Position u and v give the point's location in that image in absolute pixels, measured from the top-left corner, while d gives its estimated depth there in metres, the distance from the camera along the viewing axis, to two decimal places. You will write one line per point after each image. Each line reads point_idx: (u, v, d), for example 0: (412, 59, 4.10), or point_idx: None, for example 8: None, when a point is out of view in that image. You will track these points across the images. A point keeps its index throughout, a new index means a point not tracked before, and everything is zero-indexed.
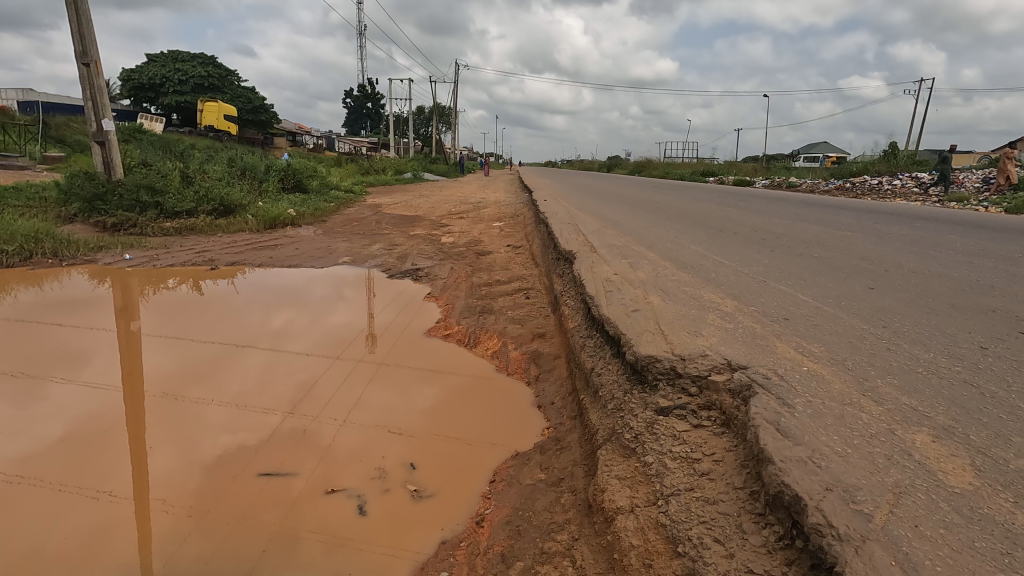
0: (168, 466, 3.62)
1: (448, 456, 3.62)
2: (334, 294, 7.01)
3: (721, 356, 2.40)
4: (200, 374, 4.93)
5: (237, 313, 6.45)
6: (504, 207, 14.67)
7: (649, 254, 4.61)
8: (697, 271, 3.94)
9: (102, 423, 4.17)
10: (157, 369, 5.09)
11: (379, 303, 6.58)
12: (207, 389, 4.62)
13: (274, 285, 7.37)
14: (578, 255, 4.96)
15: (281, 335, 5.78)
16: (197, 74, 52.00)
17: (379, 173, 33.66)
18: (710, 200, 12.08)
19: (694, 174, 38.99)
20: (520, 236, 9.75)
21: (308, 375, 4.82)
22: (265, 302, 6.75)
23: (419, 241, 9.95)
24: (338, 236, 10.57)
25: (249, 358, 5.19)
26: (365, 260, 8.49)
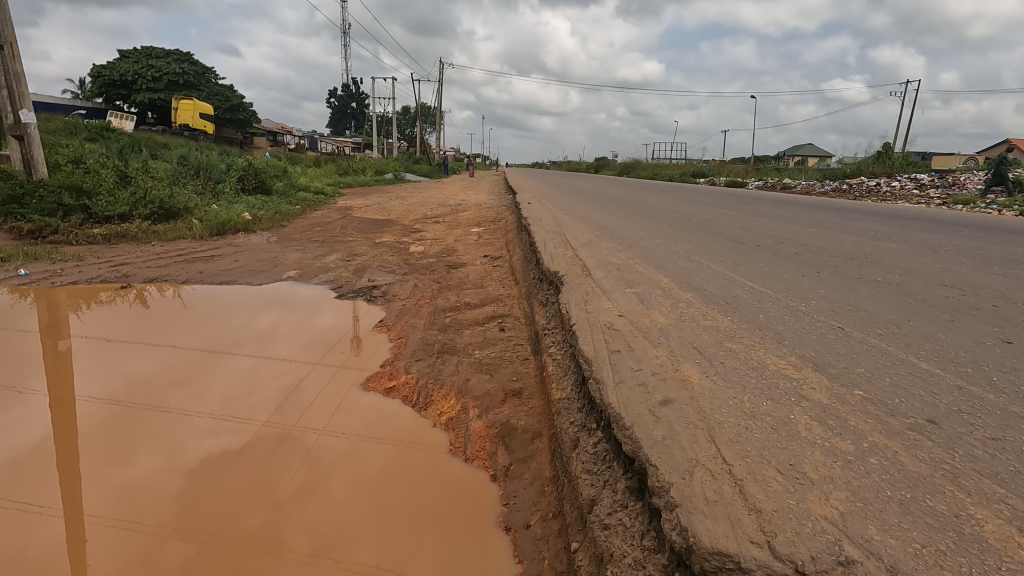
0: (148, 470, 2.97)
1: (462, 436, 2.95)
2: (323, 294, 6.34)
3: (891, 571, 1.21)
4: (181, 375, 4.21)
5: (222, 311, 5.75)
6: (484, 210, 13.45)
7: (664, 281, 3.41)
8: (740, 312, 2.73)
9: (68, 428, 3.46)
10: (138, 367, 4.40)
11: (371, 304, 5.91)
12: (188, 392, 3.90)
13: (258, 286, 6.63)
14: (565, 280, 3.76)
15: (267, 336, 5.04)
16: (170, 70, 50.00)
17: (358, 173, 32.28)
18: (711, 204, 10.96)
19: (684, 175, 38.05)
20: (499, 245, 8.55)
21: (293, 375, 4.11)
22: (249, 303, 5.98)
23: (383, 251, 8.69)
24: (292, 245, 9.26)
25: (233, 359, 4.47)
26: (315, 274, 7.21)
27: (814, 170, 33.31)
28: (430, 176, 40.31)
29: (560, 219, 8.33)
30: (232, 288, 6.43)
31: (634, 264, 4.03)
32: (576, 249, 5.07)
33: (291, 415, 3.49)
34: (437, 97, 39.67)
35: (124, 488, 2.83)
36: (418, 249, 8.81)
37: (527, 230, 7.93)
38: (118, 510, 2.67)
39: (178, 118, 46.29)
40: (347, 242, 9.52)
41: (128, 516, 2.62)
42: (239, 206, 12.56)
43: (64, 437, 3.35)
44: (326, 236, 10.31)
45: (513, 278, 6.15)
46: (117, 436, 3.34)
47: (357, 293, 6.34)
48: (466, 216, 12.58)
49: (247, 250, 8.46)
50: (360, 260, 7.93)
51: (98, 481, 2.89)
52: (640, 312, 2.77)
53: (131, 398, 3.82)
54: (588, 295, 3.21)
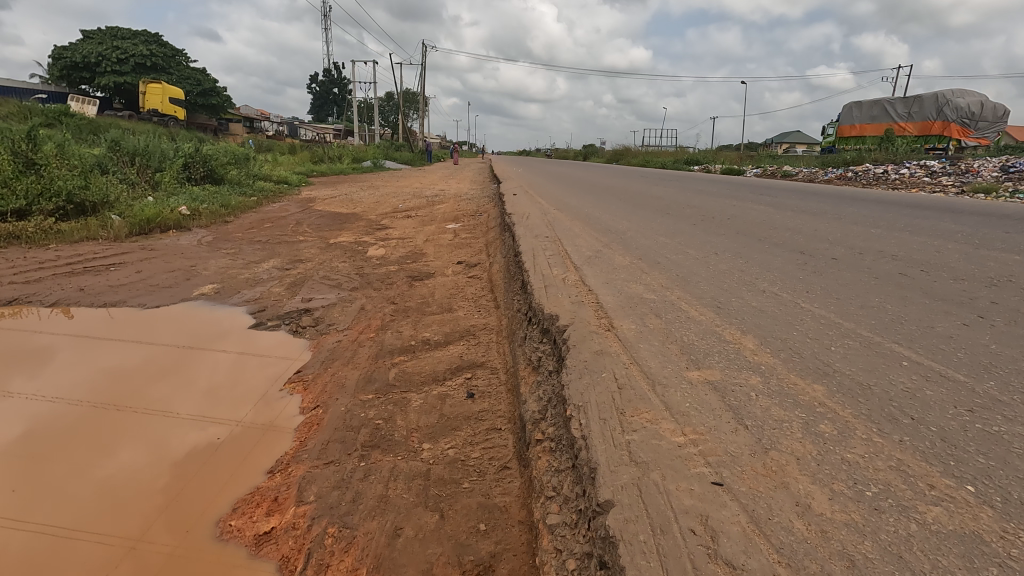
0: (130, 463, 2.62)
1: (439, 472, 2.24)
2: (286, 292, 5.45)
3: None
4: (161, 365, 3.77)
5: (212, 300, 5.30)
6: (464, 202, 11.85)
7: (761, 370, 1.90)
8: (1009, 507, 1.28)
9: (32, 427, 2.98)
10: (109, 359, 3.88)
11: (337, 308, 4.84)
12: (175, 377, 3.58)
13: (197, 290, 5.50)
14: (575, 337, 2.32)
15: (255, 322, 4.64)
16: (137, 52, 47.35)
17: (334, 161, 30.40)
18: (722, 195, 9.56)
19: (677, 163, 36.59)
20: (471, 250, 6.99)
21: (285, 364, 3.78)
22: (226, 297, 5.37)
23: (333, 255, 7.07)
24: (225, 248, 7.63)
25: (222, 346, 4.12)
26: (236, 289, 5.59)
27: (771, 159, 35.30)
28: (412, 165, 38.40)
29: (551, 217, 6.82)
30: (141, 305, 5.02)
31: (687, 310, 2.48)
32: (580, 271, 3.55)
33: (285, 404, 3.16)
34: (419, 81, 37.78)
35: (107, 484, 2.48)
36: (375, 252, 7.23)
37: (511, 231, 6.42)
38: (95, 509, 2.31)
39: (147, 103, 43.99)
40: (292, 244, 7.88)
41: (105, 516, 2.26)
42: (177, 199, 10.91)
43: (24, 437, 2.88)
44: (267, 236, 8.64)
45: (494, 300, 4.58)
46: (95, 428, 2.95)
47: (276, 318, 4.70)
48: (442, 209, 11.05)
49: (162, 255, 6.84)
50: (298, 270, 6.31)
51: (71, 482, 2.50)
52: (765, 494, 1.37)
53: (105, 393, 3.35)
54: (631, 406, 1.78)
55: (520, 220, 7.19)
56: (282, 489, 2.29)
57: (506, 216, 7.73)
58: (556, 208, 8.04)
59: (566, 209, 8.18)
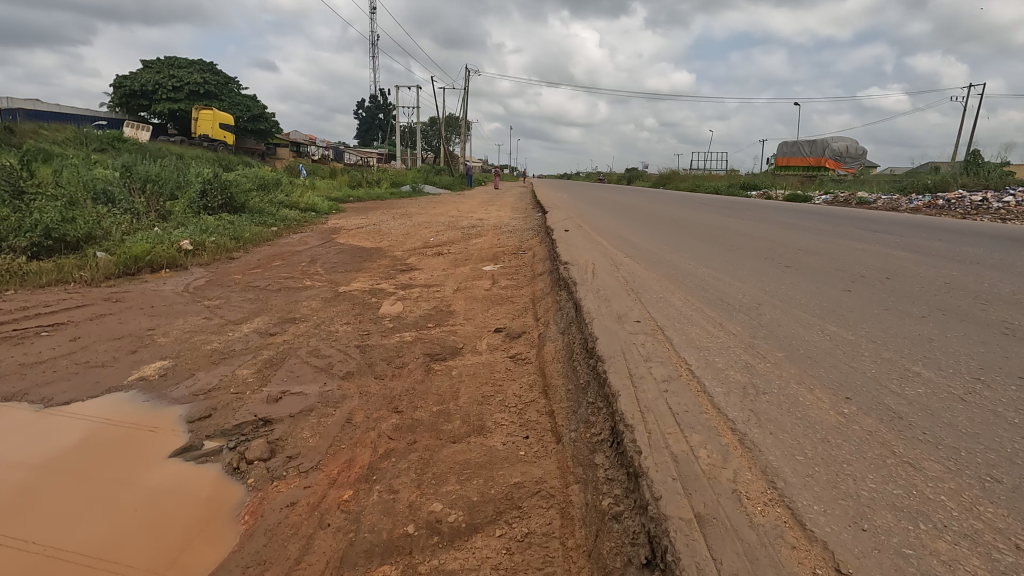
0: (176, 476, 2.76)
1: None
2: (257, 378, 3.90)
3: None
4: (206, 380, 3.89)
5: (222, 360, 4.27)
6: (504, 235, 10.30)
7: None
8: None
9: (74, 445, 3.05)
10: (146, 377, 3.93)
11: (312, 418, 3.21)
12: (223, 390, 3.73)
13: (138, 372, 4.01)
14: None
15: (291, 364, 4.14)
16: (190, 80, 48.59)
17: (372, 185, 29.62)
18: (828, 233, 7.70)
19: (732, 187, 34.37)
20: (511, 311, 5.30)
21: (326, 381, 3.80)
22: (174, 383, 3.86)
23: (336, 312, 5.51)
24: (210, 298, 6.19)
25: (266, 363, 4.18)
26: (188, 371, 4.05)
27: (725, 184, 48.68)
28: (452, 188, 37.39)
29: (620, 263, 5.10)
30: (50, 400, 3.56)
31: None
32: (740, 515, 1.80)
33: (324, 416, 3.23)
34: (461, 106, 36.95)
35: (152, 496, 2.60)
36: (389, 307, 5.65)
37: (568, 286, 4.70)
38: (139, 518, 2.42)
39: (197, 129, 44.87)
40: (290, 293, 6.39)
41: (155, 522, 2.40)
42: (184, 231, 9.74)
43: (76, 449, 3.01)
44: (267, 280, 7.19)
45: (554, 429, 2.83)
46: (139, 443, 3.07)
47: (216, 437, 3.09)
48: (478, 244, 9.50)
49: (122, 309, 5.41)
50: (283, 340, 4.74)
51: (117, 494, 2.59)
52: None
53: (149, 411, 3.47)
54: None
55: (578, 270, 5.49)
56: (320, 504, 2.38)
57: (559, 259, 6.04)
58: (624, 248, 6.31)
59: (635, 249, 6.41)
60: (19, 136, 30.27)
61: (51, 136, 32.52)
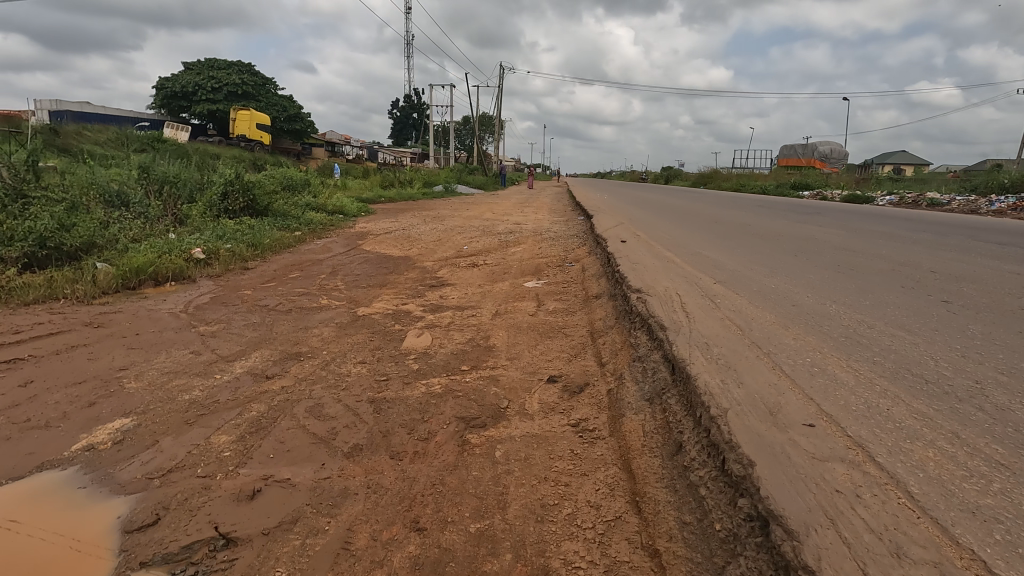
0: (124, 559, 2.18)
1: None
2: (234, 454, 2.91)
3: None
4: (201, 416, 3.35)
5: (199, 418, 3.32)
6: (545, 243, 9.24)
7: None
8: None
9: (31, 500, 2.56)
10: (138, 406, 3.43)
11: (294, 542, 2.18)
12: (218, 432, 3.16)
13: (86, 438, 3.07)
14: None
15: (282, 430, 3.12)
16: (228, 81, 49.14)
17: (404, 185, 29.01)
18: (948, 245, 6.32)
19: (780, 186, 32.60)
20: (564, 351, 4.20)
21: (335, 432, 3.08)
22: (126, 457, 2.90)
23: (350, 346, 4.53)
24: (209, 321, 5.30)
25: (271, 402, 3.50)
26: (152, 437, 3.10)
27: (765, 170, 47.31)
28: (486, 188, 36.51)
29: (710, 291, 3.95)
30: None
31: None
32: None
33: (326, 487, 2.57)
34: (498, 106, 36.52)
35: None
36: (416, 339, 4.64)
37: (647, 325, 3.57)
38: None
39: (235, 130, 45.40)
40: (300, 316, 5.45)
41: None
42: (199, 237, 9.01)
43: (30, 507, 2.51)
44: (278, 297, 6.29)
45: None
46: (103, 503, 2.54)
47: (154, 567, 2.12)
48: (518, 254, 8.47)
49: (99, 338, 4.55)
50: (280, 387, 3.76)
51: None
52: None
53: (128, 454, 2.93)
54: None
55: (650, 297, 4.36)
56: None
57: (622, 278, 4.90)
58: (700, 260, 5.13)
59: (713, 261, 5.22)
60: (63, 137, 30.84)
61: (94, 137, 33.11)
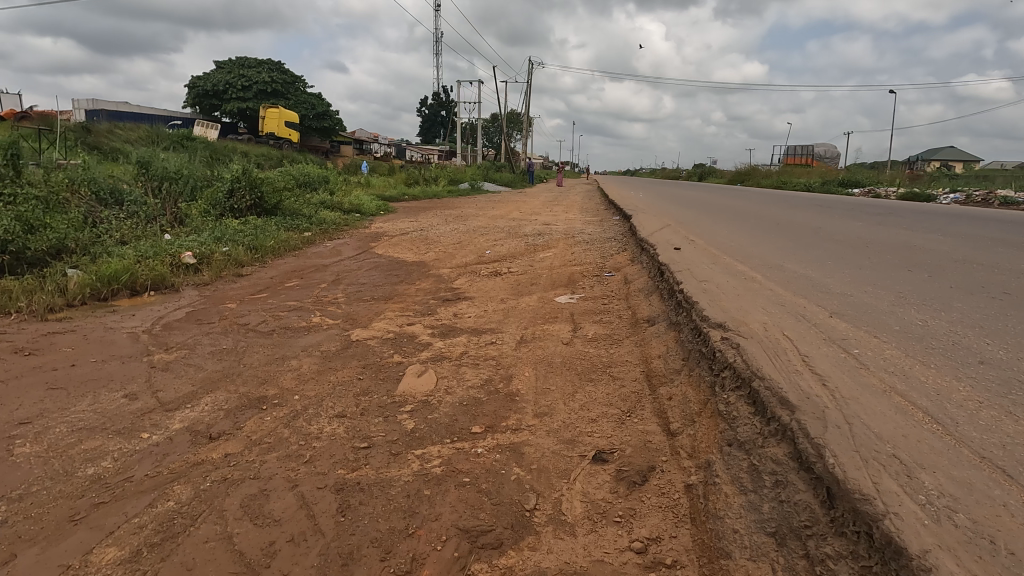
0: None
1: None
2: None
3: None
4: (98, 506, 2.35)
5: (93, 509, 2.32)
6: (579, 247, 8.09)
7: None
8: None
9: None
10: (19, 485, 2.46)
11: None
12: (109, 539, 2.15)
13: None
14: None
15: (199, 540, 2.11)
16: (258, 79, 49.32)
17: (430, 182, 28.20)
18: None
19: (826, 184, 30.70)
20: (612, 406, 3.07)
21: (275, 551, 2.03)
22: None
23: (331, 389, 3.48)
24: (171, 346, 4.35)
25: (200, 485, 2.48)
26: (11, 547, 2.11)
27: (804, 166, 45.26)
28: (513, 185, 35.43)
29: (834, 336, 2.75)
30: None
31: None
32: None
33: None
34: (527, 102, 35.53)
35: None
36: (417, 379, 3.56)
37: (752, 391, 2.40)
38: None
39: (264, 128, 45.51)
40: (281, 342, 4.44)
41: None
42: (195, 240, 8.16)
43: None
44: (265, 314, 5.31)
45: None
46: None
47: None
48: (548, 260, 7.33)
49: (22, 371, 3.62)
50: (221, 456, 2.74)
51: None
52: None
53: None
54: None
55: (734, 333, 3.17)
56: None
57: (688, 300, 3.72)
58: (791, 278, 3.91)
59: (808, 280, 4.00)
60: (95, 134, 31.01)
61: (125, 134, 33.28)
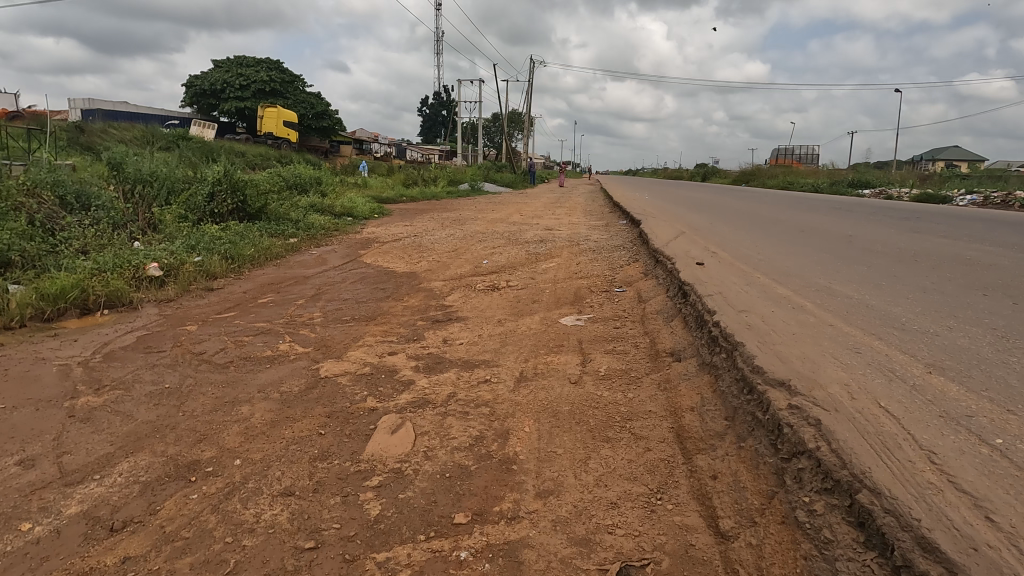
0: None
1: None
2: None
3: None
4: None
5: None
6: (585, 257, 7.39)
7: None
8: None
9: None
10: None
11: None
12: None
13: None
14: None
15: None
16: (257, 78, 48.69)
17: (429, 182, 27.53)
18: None
19: (834, 184, 29.95)
20: (638, 483, 2.36)
21: None
22: None
23: (281, 451, 2.78)
24: (103, 385, 3.65)
25: None
26: None
27: (809, 166, 44.52)
28: (513, 186, 34.68)
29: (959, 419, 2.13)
30: None
31: None
32: None
33: None
34: (528, 102, 35.00)
35: None
36: (389, 437, 2.86)
37: (876, 534, 1.66)
38: None
39: (262, 128, 44.90)
40: (235, 380, 3.74)
41: None
42: (166, 249, 7.48)
43: None
44: (226, 340, 4.61)
45: None
46: None
47: None
48: (551, 273, 6.62)
49: None
50: (116, 564, 2.05)
51: None
52: None
53: None
54: None
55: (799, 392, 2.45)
56: None
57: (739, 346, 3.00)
58: (858, 314, 3.22)
59: (878, 312, 3.29)
60: (88, 134, 30.40)
61: (119, 134, 32.65)
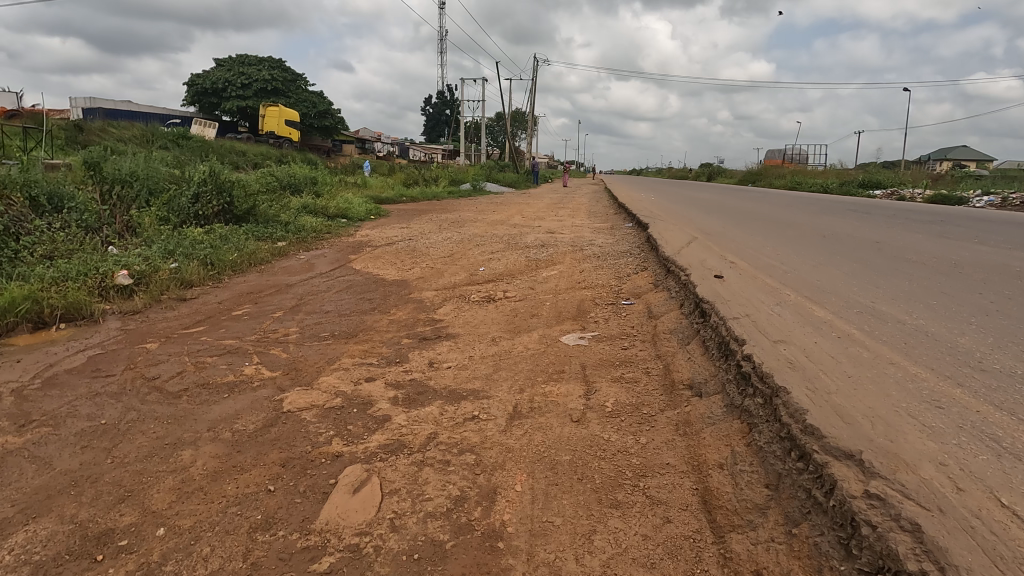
0: None
1: None
2: None
3: None
4: None
5: None
6: (589, 264, 6.86)
7: None
8: None
9: None
10: None
11: None
12: None
13: None
14: None
15: None
16: (258, 76, 48.31)
17: (430, 182, 27.01)
18: None
19: (844, 185, 29.30)
20: (657, 575, 1.83)
21: None
22: None
23: (215, 517, 2.27)
24: (30, 419, 3.16)
25: None
26: None
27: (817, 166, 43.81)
28: (516, 187, 34.07)
29: None
30: None
31: None
32: None
33: None
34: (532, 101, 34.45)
35: None
36: (350, 499, 2.34)
37: None
38: None
39: (263, 127, 44.52)
40: (184, 414, 3.23)
41: None
42: (141, 254, 7.00)
43: None
44: (185, 362, 4.11)
45: None
46: None
47: None
48: (552, 282, 6.10)
49: None
50: None
51: None
52: None
53: None
54: None
55: (872, 470, 1.92)
56: None
57: (783, 394, 2.48)
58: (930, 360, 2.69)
59: (948, 353, 2.76)
60: (86, 133, 30.05)
61: (118, 133, 32.29)
